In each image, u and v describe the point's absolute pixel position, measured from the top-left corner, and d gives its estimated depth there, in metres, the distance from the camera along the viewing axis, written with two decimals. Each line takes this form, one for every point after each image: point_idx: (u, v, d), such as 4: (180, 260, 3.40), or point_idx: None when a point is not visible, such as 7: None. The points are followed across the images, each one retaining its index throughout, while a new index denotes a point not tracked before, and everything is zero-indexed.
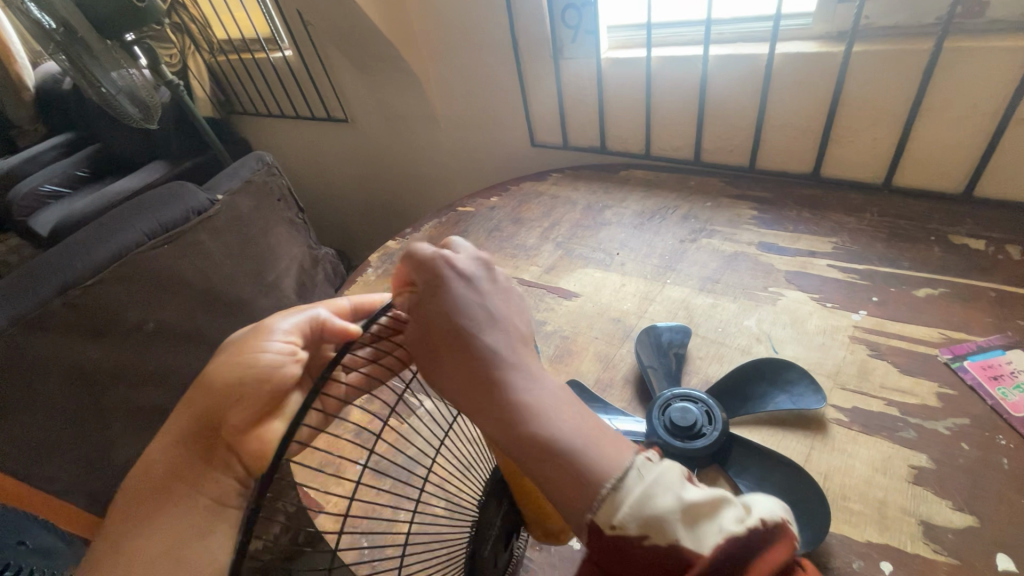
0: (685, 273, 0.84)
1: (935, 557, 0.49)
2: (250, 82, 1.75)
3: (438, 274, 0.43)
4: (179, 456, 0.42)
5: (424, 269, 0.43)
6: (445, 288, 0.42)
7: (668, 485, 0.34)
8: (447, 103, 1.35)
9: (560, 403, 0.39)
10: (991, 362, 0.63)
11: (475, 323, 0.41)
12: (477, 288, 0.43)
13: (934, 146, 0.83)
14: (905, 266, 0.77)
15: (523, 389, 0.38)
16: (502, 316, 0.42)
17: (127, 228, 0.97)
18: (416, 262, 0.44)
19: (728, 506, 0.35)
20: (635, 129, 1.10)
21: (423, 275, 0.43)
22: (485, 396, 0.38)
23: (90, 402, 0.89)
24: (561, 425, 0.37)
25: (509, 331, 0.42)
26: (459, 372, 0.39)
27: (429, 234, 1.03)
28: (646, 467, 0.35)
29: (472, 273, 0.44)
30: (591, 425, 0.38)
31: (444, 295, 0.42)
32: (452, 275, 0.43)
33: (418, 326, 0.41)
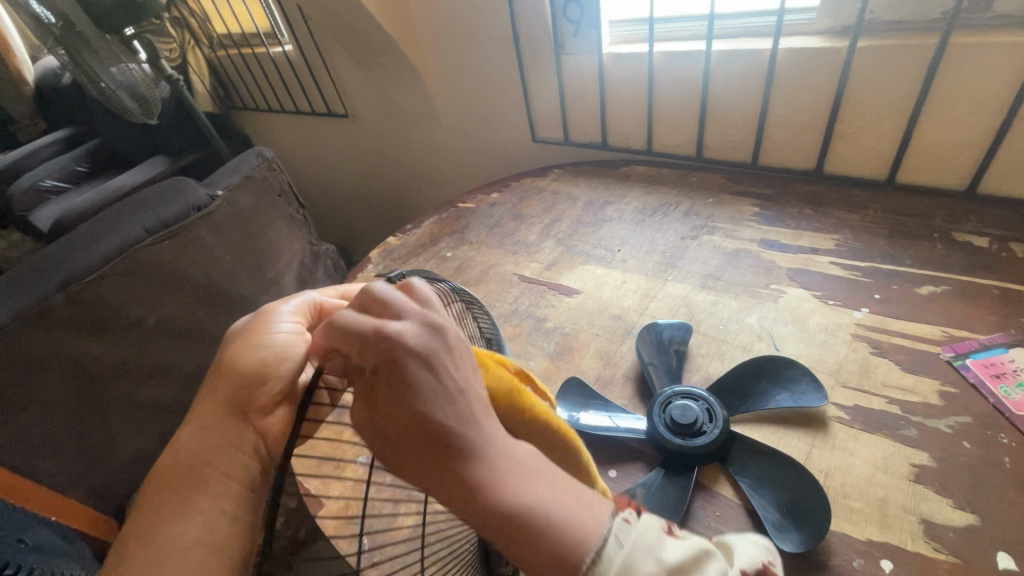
0: (687, 270, 0.84)
1: (936, 555, 0.49)
2: (250, 77, 1.74)
3: (390, 353, 0.33)
4: (205, 441, 0.47)
5: (368, 345, 0.33)
6: (404, 372, 0.33)
7: (646, 548, 0.34)
8: (448, 98, 1.35)
9: (527, 470, 0.36)
10: (994, 360, 0.63)
11: (438, 410, 0.33)
12: (438, 364, 0.34)
13: (938, 142, 0.83)
14: (907, 264, 0.76)
15: (497, 474, 0.34)
16: (465, 390, 0.35)
17: (127, 223, 0.96)
18: (355, 337, 0.33)
19: (711, 561, 0.35)
20: (636, 125, 1.09)
21: (371, 355, 0.33)
22: (456, 494, 0.33)
23: (92, 397, 0.89)
24: (537, 498, 0.35)
25: (475, 408, 0.35)
26: (424, 467, 0.33)
27: (430, 230, 1.03)
28: (624, 532, 0.35)
29: (428, 343, 0.34)
30: (565, 485, 0.37)
31: (400, 384, 0.33)
32: (409, 353, 0.33)
33: (369, 422, 0.33)
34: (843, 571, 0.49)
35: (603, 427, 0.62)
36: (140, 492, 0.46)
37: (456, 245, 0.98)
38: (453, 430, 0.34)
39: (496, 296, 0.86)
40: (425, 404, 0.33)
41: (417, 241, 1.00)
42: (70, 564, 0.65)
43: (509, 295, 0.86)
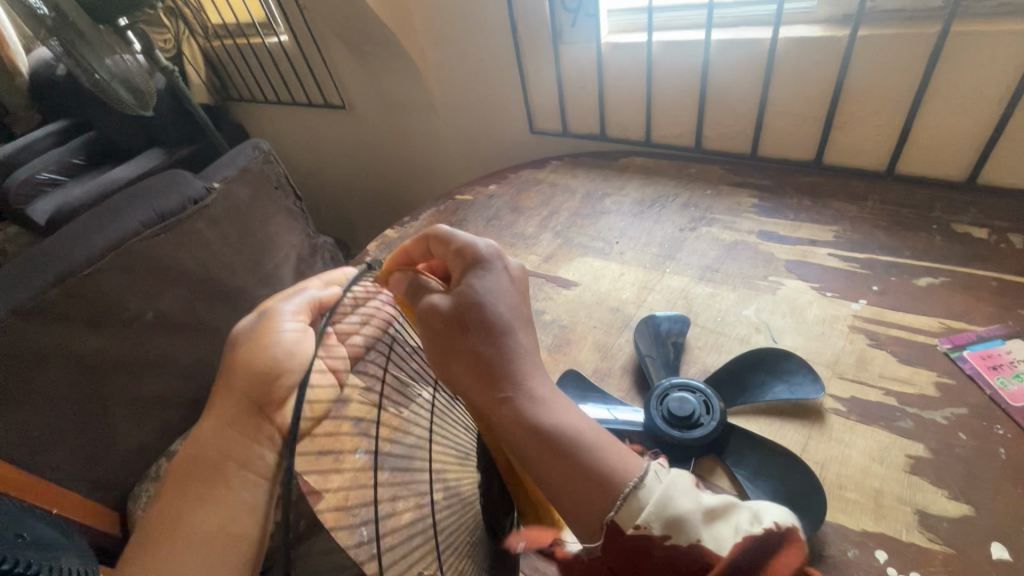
0: (685, 262, 0.83)
1: (930, 546, 0.49)
2: (246, 68, 1.72)
3: (480, 279, 0.50)
4: (223, 436, 0.64)
5: (462, 264, 0.51)
6: (484, 290, 0.49)
7: (683, 489, 0.40)
8: (446, 89, 1.34)
9: (560, 401, 0.46)
10: (991, 352, 0.63)
11: (502, 328, 0.47)
12: (510, 298, 0.50)
13: (938, 132, 0.82)
14: (906, 255, 0.76)
15: (535, 384, 0.46)
16: (522, 328, 0.49)
17: (123, 216, 0.96)
18: (460, 265, 0.51)
19: (739, 512, 0.40)
20: (635, 116, 1.08)
21: (462, 276, 0.50)
22: (501, 393, 0.44)
23: (90, 391, 0.89)
24: (563, 418, 0.44)
25: (528, 342, 0.49)
26: (485, 358, 0.45)
27: (428, 222, 1.02)
28: (662, 473, 0.41)
29: (502, 283, 0.50)
30: (594, 427, 0.45)
31: (482, 289, 0.49)
32: (491, 286, 0.49)
33: (449, 322, 0.46)
34: (838, 562, 0.50)
35: (601, 420, 0.63)
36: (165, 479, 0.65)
37: None
38: (509, 345, 0.47)
39: None
40: (493, 319, 0.47)
41: (414, 234, 1.00)
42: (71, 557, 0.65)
43: None
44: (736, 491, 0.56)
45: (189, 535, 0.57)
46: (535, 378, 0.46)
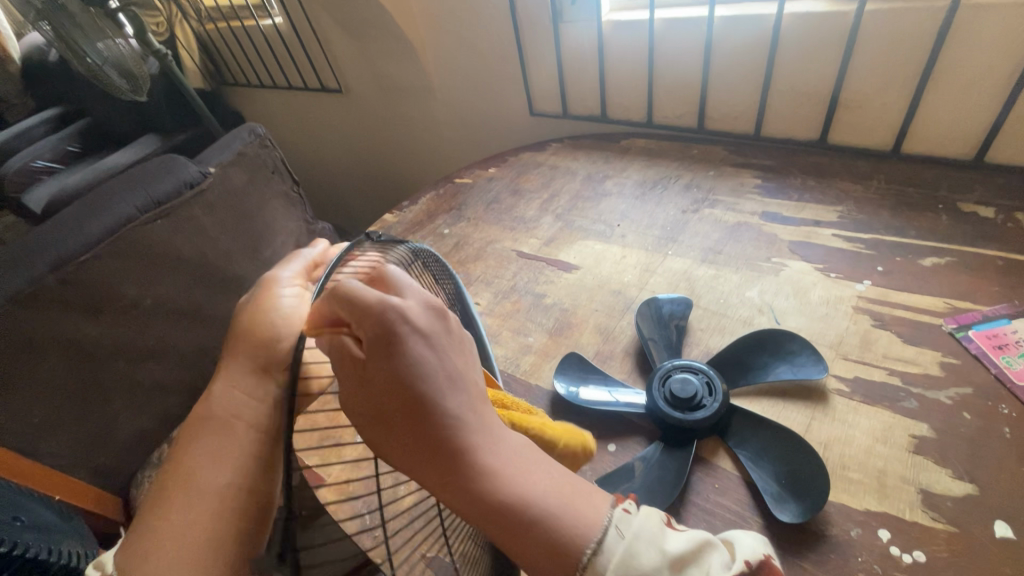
0: (687, 244, 0.82)
1: (934, 525, 0.49)
2: (240, 51, 1.69)
3: (393, 326, 0.35)
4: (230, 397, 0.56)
5: (366, 318, 0.34)
6: (397, 343, 0.34)
7: (648, 538, 0.33)
8: (444, 71, 1.31)
9: (521, 460, 0.37)
10: (996, 331, 0.62)
11: (433, 385, 0.35)
12: (430, 338, 0.36)
13: (946, 109, 0.81)
14: (911, 235, 0.75)
15: (488, 455, 0.35)
16: (455, 373, 0.37)
17: (117, 202, 0.93)
18: (357, 310, 0.34)
19: (712, 555, 0.34)
20: (636, 97, 1.07)
21: (369, 326, 0.34)
22: (451, 478, 0.34)
23: (90, 378, 0.89)
24: (523, 490, 0.35)
25: (465, 389, 0.37)
26: (412, 441, 0.34)
27: (427, 206, 1.01)
28: (625, 522, 0.34)
29: (420, 316, 0.37)
30: (558, 477, 0.37)
31: (397, 350, 0.34)
32: (409, 326, 0.35)
33: (367, 400, 0.33)
34: (841, 541, 0.50)
35: (603, 402, 0.62)
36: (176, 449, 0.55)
37: (454, 222, 0.97)
38: (442, 409, 0.35)
39: (494, 273, 0.85)
40: (419, 381, 0.34)
41: (414, 219, 0.99)
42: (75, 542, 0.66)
43: (507, 272, 0.85)
44: (738, 472, 0.56)
45: (200, 493, 0.48)
46: (480, 445, 0.35)
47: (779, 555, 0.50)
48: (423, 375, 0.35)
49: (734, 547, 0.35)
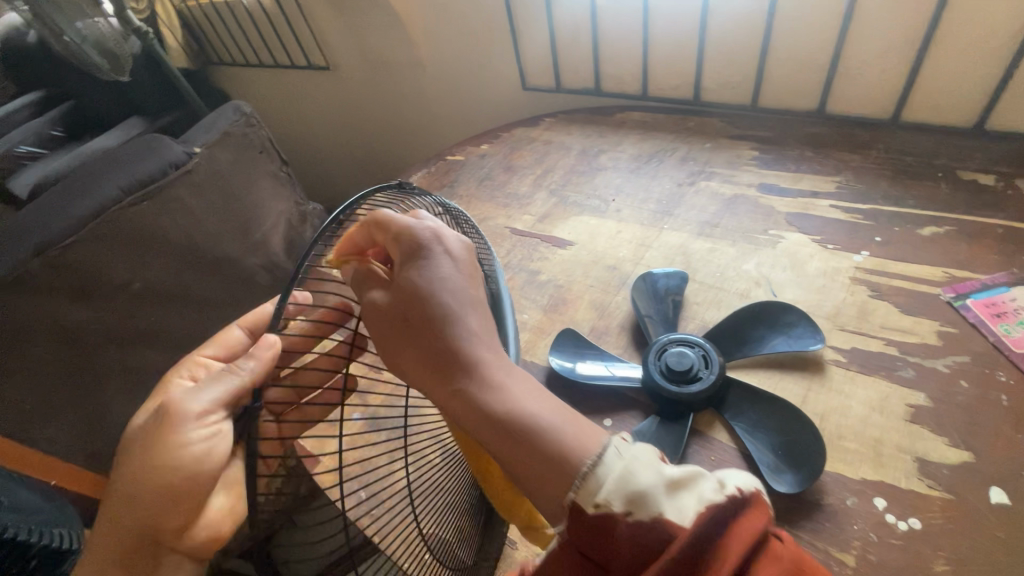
0: (683, 218, 0.81)
1: (929, 492, 0.49)
2: (225, 29, 1.63)
3: (418, 249, 0.42)
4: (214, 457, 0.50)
5: (400, 236, 0.43)
6: (422, 262, 0.42)
7: (646, 461, 0.34)
8: (434, 44, 1.28)
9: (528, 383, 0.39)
10: (995, 300, 0.62)
11: (451, 303, 0.40)
12: (456, 263, 0.42)
13: (947, 76, 0.79)
14: (910, 205, 0.74)
15: (493, 368, 0.39)
16: (477, 299, 0.42)
17: (102, 184, 0.90)
18: (394, 235, 0.43)
19: (704, 481, 0.34)
20: (631, 68, 1.04)
21: (401, 249, 0.43)
22: (455, 385, 0.38)
23: (80, 363, 0.87)
24: (524, 400, 0.38)
25: (483, 314, 0.42)
26: (427, 341, 0.39)
27: (419, 184, 0.99)
28: (623, 446, 0.35)
29: (447, 247, 0.43)
30: (563, 407, 0.39)
31: (423, 264, 0.42)
32: (435, 254, 0.42)
33: (390, 305, 0.40)
34: (837, 510, 0.50)
35: (598, 377, 0.62)
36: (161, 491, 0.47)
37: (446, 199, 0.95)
38: (453, 323, 0.40)
39: None
40: (436, 294, 0.40)
41: None
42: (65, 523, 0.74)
43: (501, 249, 0.83)
44: (734, 445, 0.56)
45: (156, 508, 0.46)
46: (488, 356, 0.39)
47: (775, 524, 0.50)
48: (442, 292, 0.41)
49: (725, 476, 0.35)
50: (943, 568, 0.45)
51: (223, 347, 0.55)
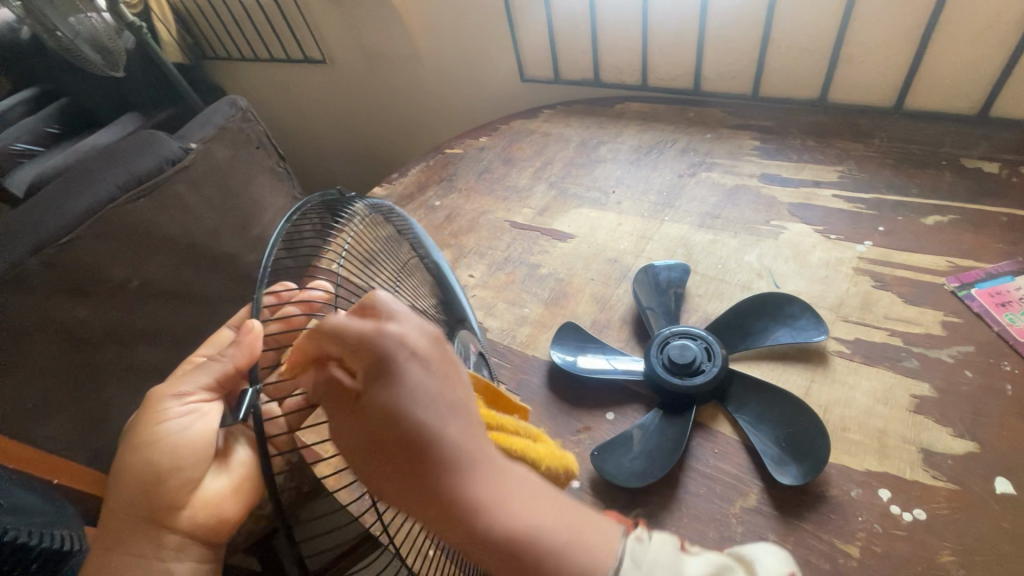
0: (684, 210, 0.80)
1: (934, 483, 0.49)
2: (219, 23, 1.61)
3: (382, 354, 0.34)
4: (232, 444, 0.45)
5: (357, 347, 0.35)
6: (391, 374, 0.34)
7: (666, 567, 0.32)
8: (431, 36, 1.26)
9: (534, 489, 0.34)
10: (999, 289, 0.61)
11: (432, 414, 0.33)
12: (429, 366, 0.35)
13: (951, 62, 0.78)
14: (913, 193, 0.73)
15: (487, 488, 0.32)
16: (458, 398, 0.36)
17: (97, 180, 0.87)
18: (348, 339, 0.35)
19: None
20: (630, 58, 1.03)
21: (362, 355, 0.34)
22: (452, 515, 0.31)
23: (82, 362, 0.85)
24: (526, 520, 0.32)
25: (468, 415, 0.35)
26: (402, 474, 0.32)
27: (417, 178, 0.98)
28: (640, 552, 0.32)
29: (415, 340, 0.36)
30: (568, 512, 0.34)
31: (390, 378, 0.34)
32: (404, 356, 0.35)
33: (358, 428, 0.33)
34: (841, 502, 0.50)
35: (600, 371, 0.62)
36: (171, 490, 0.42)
37: (445, 193, 0.94)
38: (440, 439, 0.33)
39: (488, 244, 0.83)
40: (413, 408, 0.33)
41: (404, 191, 0.96)
42: (74, 522, 0.57)
43: (500, 243, 0.83)
44: (738, 437, 0.55)
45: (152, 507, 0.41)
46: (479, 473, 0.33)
47: (780, 516, 0.50)
48: (420, 402, 0.33)
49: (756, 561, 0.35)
50: (949, 558, 0.45)
51: (211, 344, 0.49)
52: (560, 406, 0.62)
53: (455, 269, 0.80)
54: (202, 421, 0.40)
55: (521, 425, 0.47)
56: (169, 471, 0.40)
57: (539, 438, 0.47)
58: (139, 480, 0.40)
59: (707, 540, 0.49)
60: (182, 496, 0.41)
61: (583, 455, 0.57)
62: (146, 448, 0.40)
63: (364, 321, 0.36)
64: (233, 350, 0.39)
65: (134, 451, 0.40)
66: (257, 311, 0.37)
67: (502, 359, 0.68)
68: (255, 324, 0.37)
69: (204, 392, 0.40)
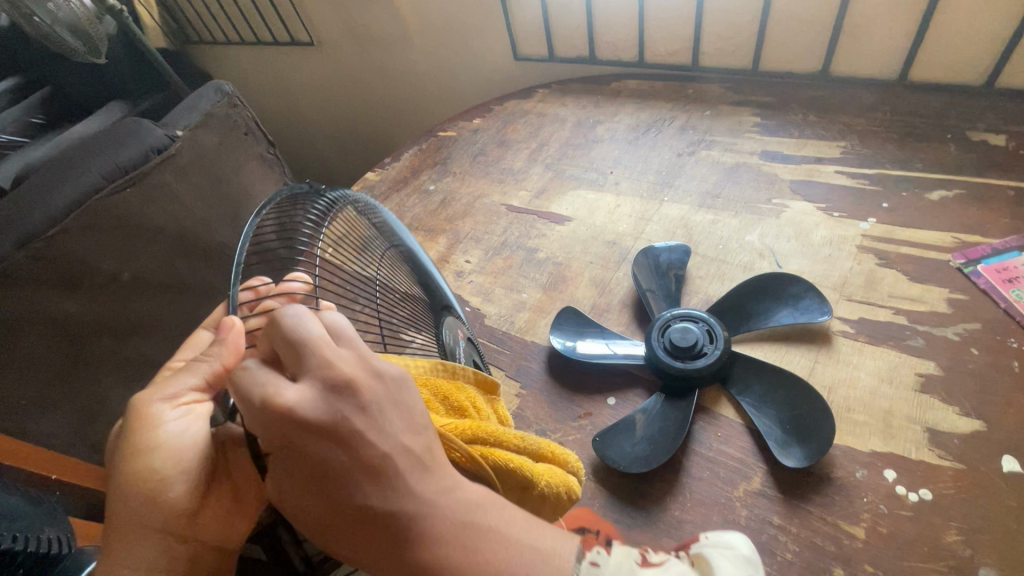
0: (684, 189, 0.79)
1: (940, 463, 0.49)
2: (202, 5, 1.55)
3: (281, 433, 0.30)
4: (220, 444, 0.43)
5: (259, 421, 0.30)
6: (304, 449, 0.30)
7: None
8: (420, 15, 1.22)
9: (474, 539, 0.32)
10: (1006, 265, 0.60)
11: (351, 479, 0.30)
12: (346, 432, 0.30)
13: (957, 32, 0.76)
14: (918, 168, 0.72)
15: (433, 546, 0.31)
16: (386, 451, 0.31)
17: (80, 169, 0.82)
18: (247, 406, 0.30)
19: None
20: (626, 34, 1.00)
21: (262, 429, 0.30)
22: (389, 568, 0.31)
23: (74, 360, 0.82)
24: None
25: (396, 467, 0.31)
26: (348, 539, 0.31)
27: (410, 163, 0.96)
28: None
29: (320, 399, 0.30)
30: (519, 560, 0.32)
31: (307, 455, 0.30)
32: (303, 428, 0.30)
33: (282, 500, 0.32)
34: (846, 483, 0.49)
35: (600, 355, 0.61)
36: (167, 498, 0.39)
37: (438, 177, 0.92)
38: (376, 506, 0.31)
39: (483, 229, 0.81)
40: (340, 481, 0.30)
41: (397, 175, 0.94)
42: (63, 523, 0.56)
43: (496, 228, 0.81)
44: (741, 421, 0.55)
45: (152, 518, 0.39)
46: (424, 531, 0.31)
47: (784, 499, 0.49)
48: (335, 475, 0.30)
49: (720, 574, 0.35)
50: (955, 538, 0.45)
51: (190, 349, 0.49)
52: (560, 392, 0.61)
53: (451, 255, 0.79)
54: (196, 423, 0.41)
55: (526, 439, 0.41)
56: (169, 475, 0.39)
57: (547, 451, 0.42)
58: (141, 486, 0.39)
59: (711, 524, 0.49)
60: (185, 500, 0.40)
61: (585, 441, 0.56)
62: (146, 453, 0.40)
63: (263, 383, 0.30)
64: (217, 350, 0.39)
65: (134, 457, 0.40)
66: (234, 307, 0.37)
67: (500, 346, 0.67)
68: (235, 320, 0.37)
69: (196, 393, 0.41)
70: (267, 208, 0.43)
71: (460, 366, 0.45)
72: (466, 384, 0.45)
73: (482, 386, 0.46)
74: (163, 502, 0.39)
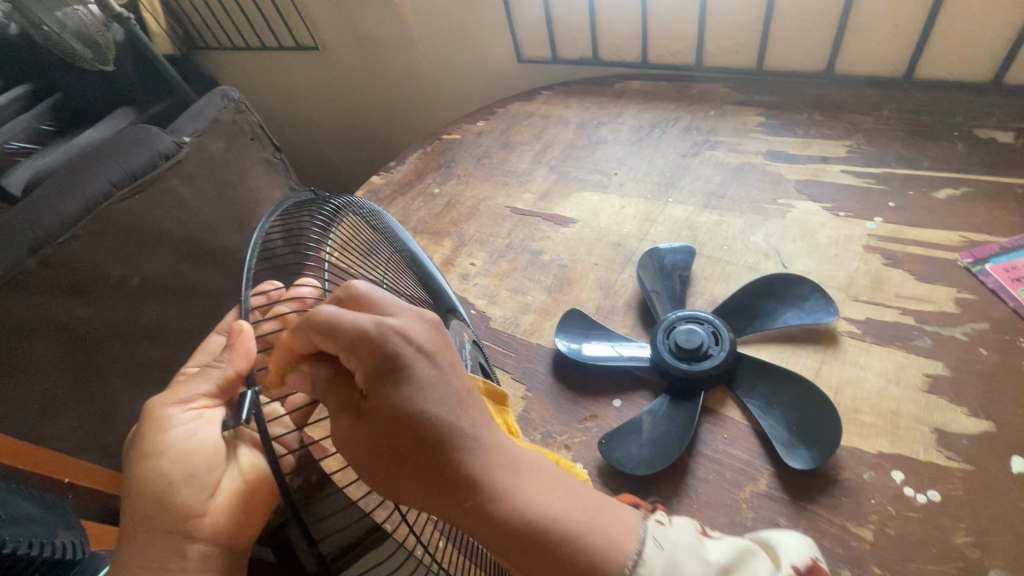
0: (688, 191, 0.79)
1: (948, 464, 0.49)
2: (208, 11, 1.56)
3: (372, 351, 0.33)
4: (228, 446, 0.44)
5: (364, 347, 0.33)
6: (401, 373, 0.33)
7: (687, 547, 0.35)
8: (425, 20, 1.23)
9: (533, 473, 0.36)
10: (1014, 264, 0.60)
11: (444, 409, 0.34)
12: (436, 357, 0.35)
13: (962, 30, 0.75)
14: (924, 167, 0.71)
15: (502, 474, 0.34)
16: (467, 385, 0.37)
17: (90, 177, 0.83)
18: (344, 340, 0.33)
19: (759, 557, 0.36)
20: (629, 35, 1.00)
21: (364, 356, 0.33)
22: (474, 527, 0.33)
23: (83, 363, 0.81)
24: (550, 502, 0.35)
25: (473, 403, 0.36)
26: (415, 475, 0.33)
27: (414, 167, 0.96)
28: (660, 533, 0.36)
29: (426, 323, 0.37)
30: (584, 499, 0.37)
31: (400, 379, 0.33)
32: (413, 346, 0.35)
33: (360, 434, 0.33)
34: (854, 485, 0.49)
35: (606, 357, 0.61)
36: (173, 500, 0.41)
37: (443, 181, 0.92)
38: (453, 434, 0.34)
39: (489, 232, 0.82)
40: (431, 409, 0.34)
41: (402, 179, 0.94)
42: (75, 527, 0.57)
43: (501, 230, 0.82)
44: (748, 423, 0.55)
45: (162, 516, 0.41)
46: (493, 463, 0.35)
47: (790, 501, 0.49)
48: (428, 394, 0.34)
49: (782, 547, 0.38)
50: (965, 540, 0.45)
51: (205, 352, 0.51)
52: (566, 394, 0.61)
53: (457, 258, 0.79)
54: (205, 426, 0.42)
55: None
56: (181, 476, 0.41)
57: None
58: (153, 487, 0.41)
59: (718, 525, 0.49)
60: (197, 499, 0.42)
61: (591, 443, 0.56)
62: (155, 457, 0.41)
63: (368, 315, 0.35)
64: (229, 354, 0.41)
65: (146, 460, 0.41)
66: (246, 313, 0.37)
67: (506, 348, 0.67)
68: (244, 325, 0.37)
69: (207, 398, 0.42)
70: (273, 216, 0.43)
71: (471, 377, 0.45)
72: (473, 391, 0.46)
73: (492, 400, 0.47)
74: (176, 503, 0.41)
